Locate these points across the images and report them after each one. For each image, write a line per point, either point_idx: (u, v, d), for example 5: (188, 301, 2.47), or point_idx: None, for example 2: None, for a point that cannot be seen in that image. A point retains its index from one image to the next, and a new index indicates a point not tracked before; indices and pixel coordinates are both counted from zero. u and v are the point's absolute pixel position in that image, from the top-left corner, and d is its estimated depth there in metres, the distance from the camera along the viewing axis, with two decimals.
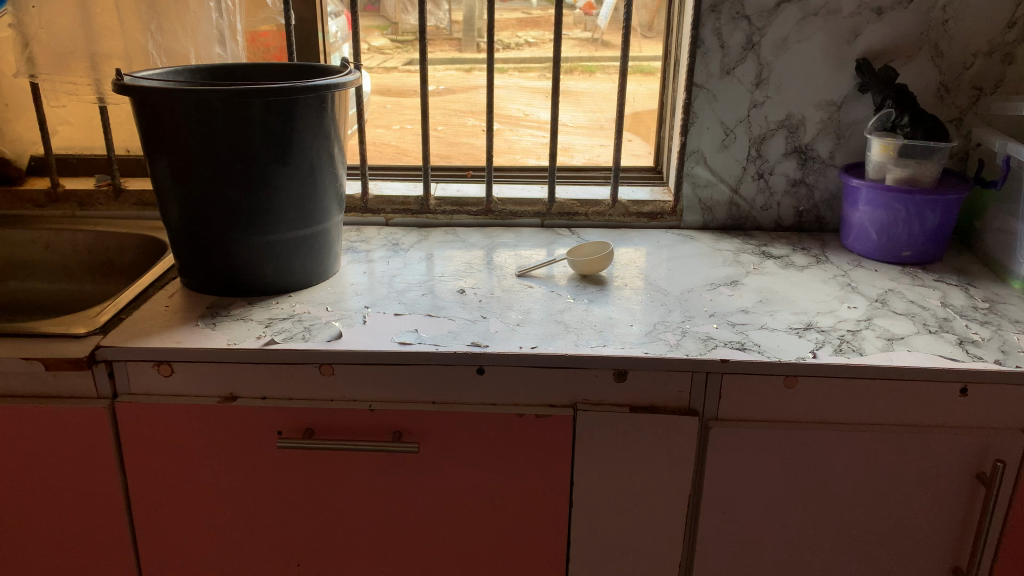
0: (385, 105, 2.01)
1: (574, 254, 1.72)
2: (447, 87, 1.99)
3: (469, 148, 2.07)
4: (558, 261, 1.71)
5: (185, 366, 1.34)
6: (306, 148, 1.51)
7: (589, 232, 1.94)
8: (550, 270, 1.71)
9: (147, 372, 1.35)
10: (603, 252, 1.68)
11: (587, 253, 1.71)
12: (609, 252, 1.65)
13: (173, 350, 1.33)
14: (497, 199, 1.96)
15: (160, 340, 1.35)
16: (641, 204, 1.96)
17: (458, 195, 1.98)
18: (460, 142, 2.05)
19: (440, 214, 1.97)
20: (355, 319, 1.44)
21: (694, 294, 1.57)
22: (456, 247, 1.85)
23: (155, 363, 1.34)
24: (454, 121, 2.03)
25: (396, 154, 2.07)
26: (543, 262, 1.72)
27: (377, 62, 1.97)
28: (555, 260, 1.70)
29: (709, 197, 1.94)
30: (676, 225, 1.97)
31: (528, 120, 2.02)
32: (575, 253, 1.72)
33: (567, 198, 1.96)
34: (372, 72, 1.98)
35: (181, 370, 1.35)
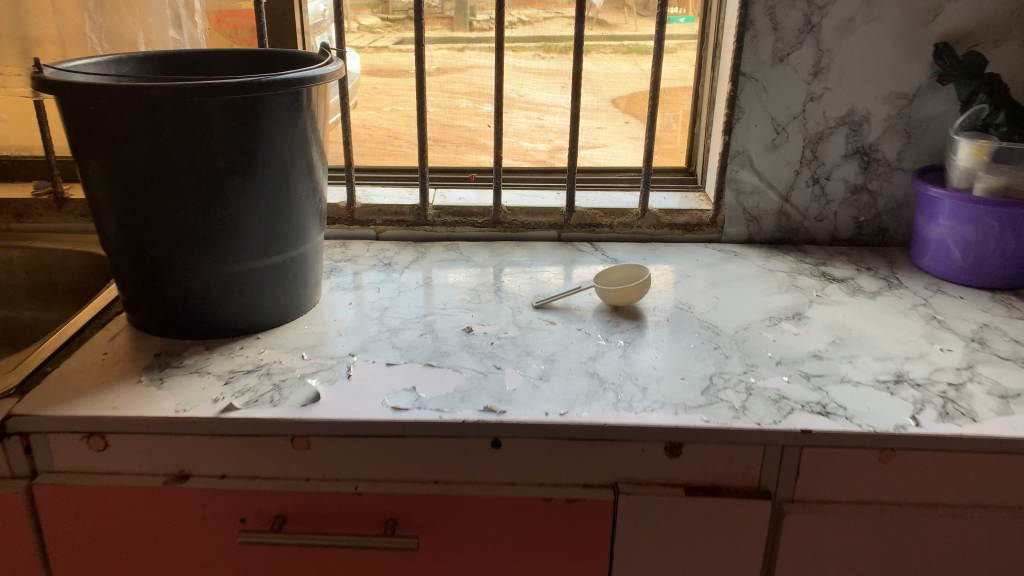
0: (376, 86, 1.71)
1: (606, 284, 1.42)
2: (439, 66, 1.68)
3: (463, 133, 1.74)
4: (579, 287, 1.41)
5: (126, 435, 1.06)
6: (276, 158, 1.22)
7: (617, 246, 1.66)
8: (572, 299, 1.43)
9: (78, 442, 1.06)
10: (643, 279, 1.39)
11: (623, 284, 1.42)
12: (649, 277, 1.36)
13: (108, 419, 1.04)
14: (506, 207, 1.67)
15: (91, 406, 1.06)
16: (676, 215, 1.67)
17: (461, 204, 1.69)
18: (454, 124, 1.73)
19: (440, 226, 1.68)
20: (339, 372, 1.16)
21: (754, 334, 1.29)
22: (458, 267, 1.57)
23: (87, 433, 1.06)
24: (446, 102, 1.71)
25: (387, 138, 1.76)
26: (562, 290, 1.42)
27: (367, 41, 1.66)
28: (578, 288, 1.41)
29: (755, 206, 1.66)
30: (717, 238, 1.69)
31: (523, 102, 1.71)
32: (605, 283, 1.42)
33: (589, 207, 1.68)
34: (361, 52, 1.67)
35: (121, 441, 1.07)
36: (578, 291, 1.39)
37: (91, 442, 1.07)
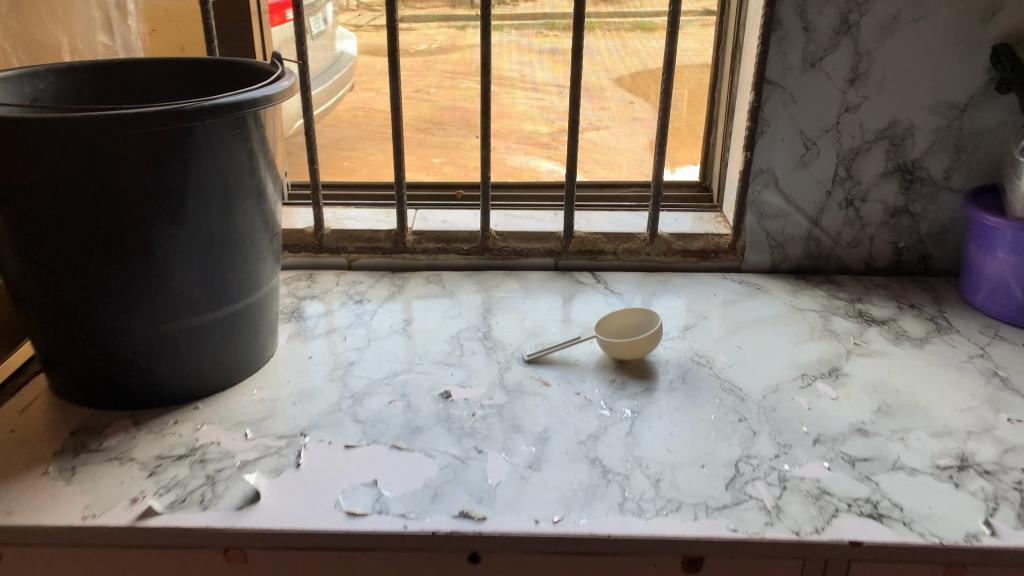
0: (375, 67, 1.46)
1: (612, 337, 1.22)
2: (440, 46, 1.44)
3: (468, 116, 1.50)
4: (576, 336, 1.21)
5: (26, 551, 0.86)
6: (211, 196, 1.02)
7: (624, 276, 1.46)
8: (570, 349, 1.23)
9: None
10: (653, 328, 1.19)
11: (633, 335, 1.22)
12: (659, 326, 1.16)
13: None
14: (496, 232, 1.46)
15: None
16: (690, 242, 1.46)
17: (445, 228, 1.47)
18: (457, 107, 1.50)
19: (421, 254, 1.48)
20: (288, 459, 0.97)
21: (785, 401, 1.09)
22: (438, 304, 1.36)
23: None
24: (447, 83, 1.48)
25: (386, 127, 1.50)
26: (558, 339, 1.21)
27: (366, 20, 1.42)
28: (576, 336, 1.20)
29: (780, 230, 1.45)
30: (737, 267, 1.49)
31: (525, 82, 1.47)
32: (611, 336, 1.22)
33: (591, 231, 1.47)
34: (360, 33, 1.44)
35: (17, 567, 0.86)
36: (576, 343, 1.19)
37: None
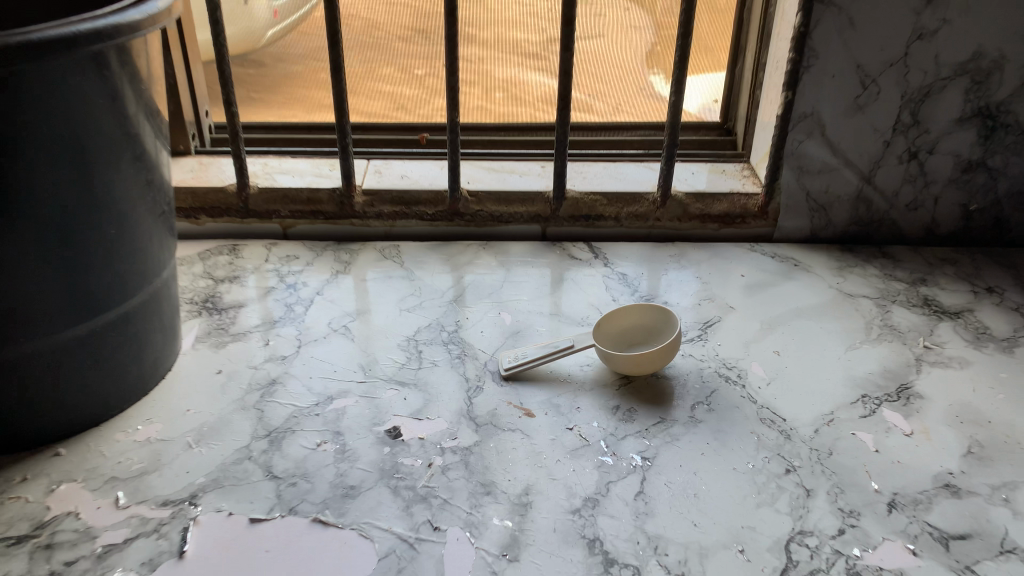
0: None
1: (623, 345, 0.94)
2: None
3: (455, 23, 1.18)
4: (568, 342, 0.92)
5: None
6: (55, 167, 0.71)
7: (629, 247, 1.17)
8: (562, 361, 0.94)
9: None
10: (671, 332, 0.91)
11: (649, 341, 0.94)
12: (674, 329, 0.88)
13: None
14: (467, 193, 1.17)
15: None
16: (711, 205, 1.17)
17: (404, 186, 1.17)
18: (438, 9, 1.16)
19: (375, 219, 1.18)
20: (169, 544, 0.70)
21: (844, 440, 0.82)
22: (393, 288, 1.07)
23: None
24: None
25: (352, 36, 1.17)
26: (547, 343, 0.93)
27: None
28: (569, 342, 0.92)
29: (823, 190, 1.16)
30: (767, 234, 1.20)
31: None
32: (621, 343, 0.94)
33: (587, 190, 1.17)
34: None
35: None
36: (571, 352, 0.91)
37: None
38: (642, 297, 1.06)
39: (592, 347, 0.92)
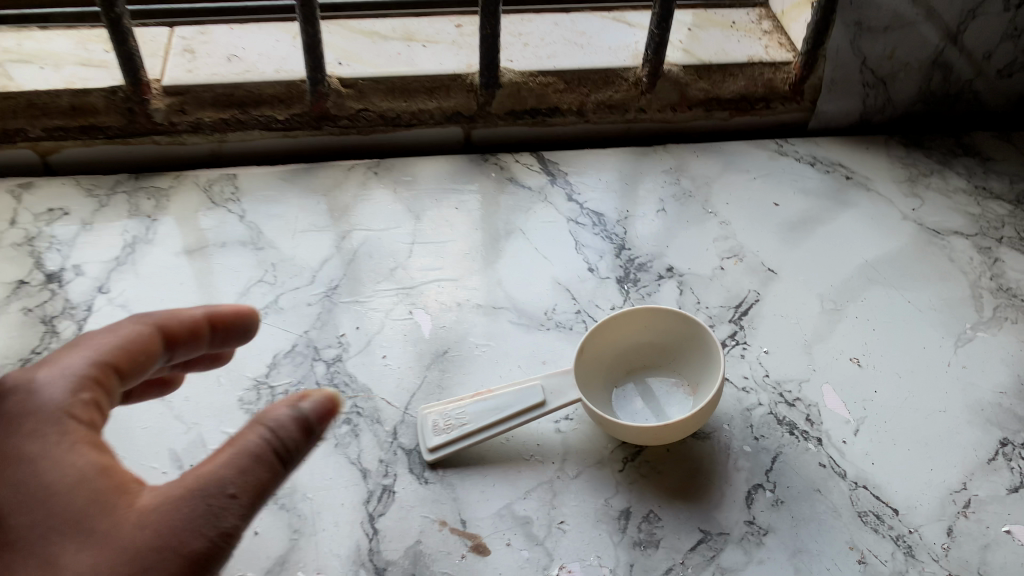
0: None
1: (621, 378, 0.59)
2: None
3: None
4: (540, 393, 0.54)
5: (258, 507, 0.37)
6: None
7: (599, 157, 0.77)
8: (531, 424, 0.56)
9: (139, 343, 0.41)
10: (706, 352, 0.56)
11: (661, 363, 0.59)
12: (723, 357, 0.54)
13: (316, 426, 0.39)
14: (339, 81, 0.72)
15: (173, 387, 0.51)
16: (721, 85, 0.77)
17: (236, 78, 0.71)
18: None
19: (190, 134, 0.72)
20: None
21: (996, 551, 0.50)
22: (230, 267, 0.65)
23: (172, 357, 0.44)
24: None
25: None
26: (502, 390, 0.55)
27: None
28: (541, 396, 0.54)
29: (887, 54, 0.76)
30: (798, 123, 0.81)
31: None
32: (617, 376, 0.59)
33: (527, 70, 0.75)
34: None
35: (230, 461, 0.36)
36: (545, 414, 0.54)
37: (78, 403, 0.37)
38: (633, 260, 0.67)
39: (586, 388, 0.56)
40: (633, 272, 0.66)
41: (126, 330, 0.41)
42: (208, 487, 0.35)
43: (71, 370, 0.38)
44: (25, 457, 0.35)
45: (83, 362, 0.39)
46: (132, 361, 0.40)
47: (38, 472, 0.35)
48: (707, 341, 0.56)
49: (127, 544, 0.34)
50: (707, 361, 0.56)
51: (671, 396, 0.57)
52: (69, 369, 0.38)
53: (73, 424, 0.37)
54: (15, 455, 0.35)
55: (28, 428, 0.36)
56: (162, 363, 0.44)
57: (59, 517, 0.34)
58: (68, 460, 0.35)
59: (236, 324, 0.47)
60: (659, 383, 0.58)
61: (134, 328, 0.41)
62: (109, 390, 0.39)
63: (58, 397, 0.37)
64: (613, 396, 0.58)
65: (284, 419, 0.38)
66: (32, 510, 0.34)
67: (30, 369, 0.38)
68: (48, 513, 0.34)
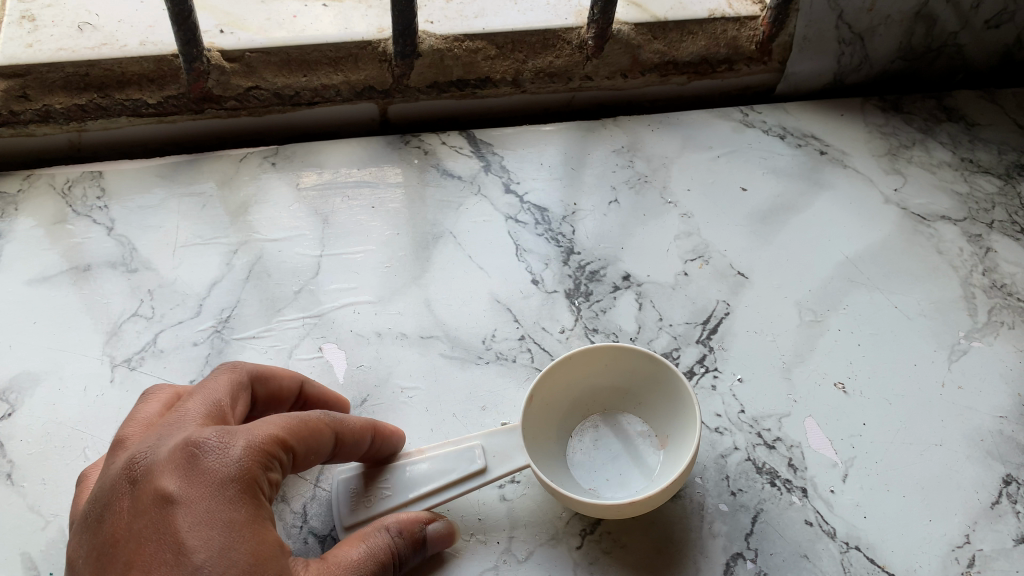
0: None
1: (580, 425, 0.50)
2: None
3: None
4: (479, 457, 0.45)
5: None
6: None
7: (539, 135, 0.66)
8: (474, 498, 0.47)
9: (321, 436, 0.39)
10: (675, 398, 0.48)
11: (626, 409, 0.50)
12: (697, 409, 0.45)
13: (431, 543, 0.41)
14: (220, 54, 0.59)
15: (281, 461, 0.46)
16: (678, 46, 0.66)
17: (91, 53, 0.58)
18: None
19: (39, 124, 0.59)
20: None
21: None
22: (95, 299, 0.53)
23: (331, 457, 0.41)
24: None
25: None
26: (434, 451, 0.45)
27: None
28: (481, 462, 0.44)
29: (867, 7, 0.66)
30: (763, 86, 0.71)
31: None
32: (575, 421, 0.50)
33: (450, 33, 0.62)
34: None
35: (365, 558, 0.38)
36: (485, 484, 0.44)
37: (264, 486, 0.36)
38: (583, 268, 0.58)
39: (539, 440, 0.47)
40: (583, 282, 0.57)
41: (318, 422, 0.39)
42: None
43: (268, 439, 0.36)
44: (224, 523, 0.33)
45: (278, 438, 0.37)
46: (305, 447, 0.38)
47: (237, 541, 0.33)
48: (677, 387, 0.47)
49: None
50: (678, 409, 0.47)
51: (639, 451, 0.48)
52: (266, 438, 0.36)
53: (261, 505, 0.35)
54: (212, 516, 0.33)
55: (228, 492, 0.34)
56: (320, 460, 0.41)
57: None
58: (262, 541, 0.34)
59: (386, 444, 0.44)
60: (624, 433, 0.49)
61: (321, 422, 0.39)
62: (284, 468, 0.38)
63: (257, 470, 0.35)
64: (568, 448, 0.49)
65: (420, 525, 0.41)
66: None
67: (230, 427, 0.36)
68: None
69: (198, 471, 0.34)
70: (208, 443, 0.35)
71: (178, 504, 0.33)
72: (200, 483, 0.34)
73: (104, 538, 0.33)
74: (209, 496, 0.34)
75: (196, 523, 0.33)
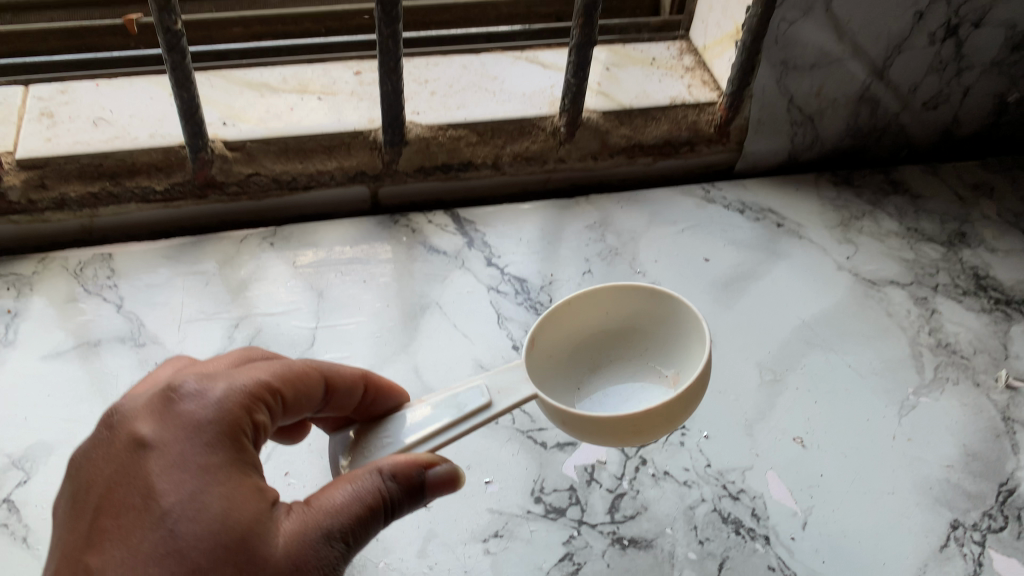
0: None
1: (589, 371, 0.55)
2: None
3: None
4: (483, 393, 0.45)
5: (363, 543, 0.37)
6: None
7: (518, 213, 0.71)
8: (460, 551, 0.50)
9: (307, 387, 0.41)
10: (676, 328, 0.53)
11: (629, 355, 0.55)
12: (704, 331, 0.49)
13: (432, 487, 0.39)
14: (224, 144, 0.65)
15: (298, 438, 0.49)
16: (643, 130, 0.72)
17: (104, 146, 0.63)
18: None
19: (55, 211, 0.64)
20: None
21: None
22: (106, 371, 0.57)
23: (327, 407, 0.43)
24: None
25: None
26: (432, 398, 0.45)
27: None
28: (485, 396, 0.45)
29: (814, 93, 0.73)
30: (724, 164, 0.77)
31: None
32: (583, 366, 0.55)
33: (434, 122, 0.68)
34: None
35: (350, 506, 0.36)
36: (492, 417, 0.45)
37: (244, 429, 0.37)
38: None
39: (553, 378, 0.52)
40: None
41: (302, 369, 0.41)
42: (327, 529, 0.36)
43: (246, 385, 0.38)
44: (196, 465, 0.35)
45: (258, 385, 0.39)
46: (289, 396, 0.40)
47: (208, 482, 0.35)
48: (681, 310, 0.52)
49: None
50: (680, 340, 0.53)
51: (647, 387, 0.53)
52: (245, 384, 0.38)
53: (237, 447, 0.36)
54: (185, 459, 0.35)
55: (201, 435, 0.36)
56: (317, 410, 0.43)
57: (220, 538, 0.33)
58: (237, 482, 0.35)
59: (383, 401, 0.44)
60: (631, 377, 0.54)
61: (308, 368, 0.42)
62: (271, 414, 0.39)
63: (232, 412, 0.37)
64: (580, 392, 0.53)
65: (415, 469, 0.38)
66: (195, 521, 0.33)
67: (208, 376, 0.38)
68: (211, 528, 0.33)
69: (174, 417, 0.36)
70: (185, 392, 0.37)
71: (154, 446, 0.35)
72: (175, 429, 0.36)
73: (88, 488, 0.36)
74: (182, 440, 0.35)
75: (168, 466, 0.35)
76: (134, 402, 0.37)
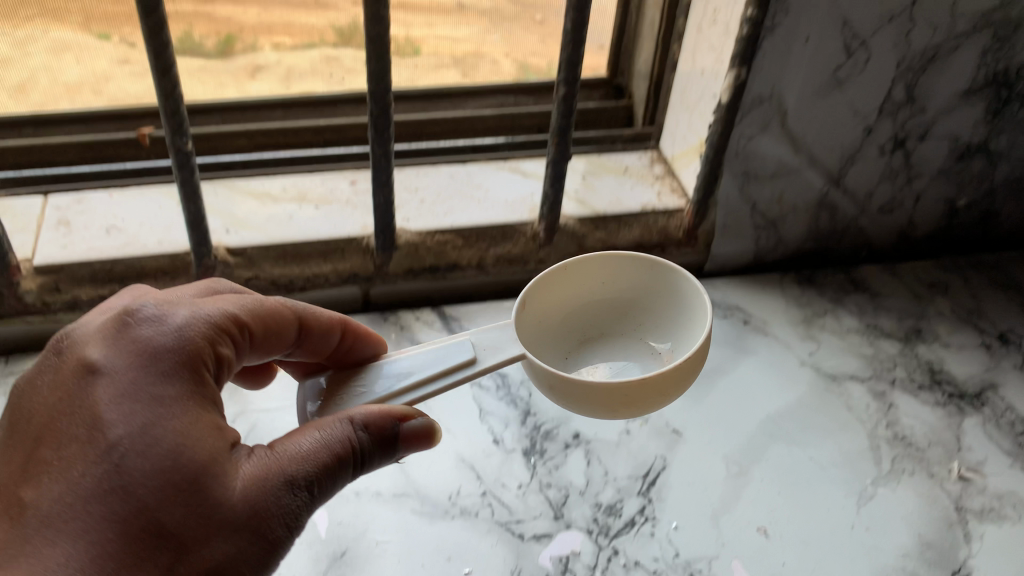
0: None
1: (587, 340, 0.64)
2: None
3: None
4: (470, 349, 0.53)
5: (332, 488, 0.44)
6: None
7: (501, 312, 0.76)
8: None
9: (278, 323, 0.49)
10: (669, 303, 0.62)
11: (628, 328, 0.65)
12: (698, 307, 0.58)
13: (414, 435, 0.46)
14: (227, 251, 0.70)
15: (261, 381, 0.61)
16: (617, 234, 0.78)
17: (115, 253, 0.68)
18: None
19: (67, 311, 0.69)
20: None
21: None
22: None
23: (302, 344, 0.52)
24: None
25: None
26: (418, 351, 0.53)
27: None
28: (472, 353, 0.52)
29: (775, 200, 0.79)
30: (694, 264, 0.82)
31: None
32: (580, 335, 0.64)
33: (423, 229, 0.74)
34: None
35: (316, 449, 0.43)
36: (478, 372, 0.52)
37: (203, 362, 0.43)
38: (538, 428, 0.66)
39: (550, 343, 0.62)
40: (539, 442, 0.65)
41: (273, 307, 0.49)
42: (295, 474, 0.42)
43: (204, 320, 0.44)
44: (148, 397, 0.41)
45: (222, 319, 0.45)
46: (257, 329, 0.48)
47: (158, 415, 0.40)
48: (679, 286, 0.61)
49: (207, 519, 0.39)
50: (673, 315, 0.62)
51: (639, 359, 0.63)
52: (207, 318, 0.45)
53: (188, 380, 0.42)
54: (137, 392, 0.41)
55: (155, 369, 0.42)
56: (296, 346, 0.52)
57: (167, 471, 0.39)
58: (185, 416, 0.41)
59: (361, 346, 0.53)
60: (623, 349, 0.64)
61: (282, 307, 0.50)
62: (234, 343, 0.46)
63: (187, 347, 0.43)
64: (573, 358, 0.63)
65: (377, 420, 0.45)
66: (143, 457, 0.39)
67: (169, 309, 0.44)
68: (157, 463, 0.39)
69: (131, 349, 0.42)
70: (143, 327, 0.43)
71: (103, 382, 0.41)
72: (130, 361, 0.42)
73: (49, 410, 0.41)
74: (135, 371, 0.41)
75: (123, 397, 0.41)
76: (95, 331, 0.43)
